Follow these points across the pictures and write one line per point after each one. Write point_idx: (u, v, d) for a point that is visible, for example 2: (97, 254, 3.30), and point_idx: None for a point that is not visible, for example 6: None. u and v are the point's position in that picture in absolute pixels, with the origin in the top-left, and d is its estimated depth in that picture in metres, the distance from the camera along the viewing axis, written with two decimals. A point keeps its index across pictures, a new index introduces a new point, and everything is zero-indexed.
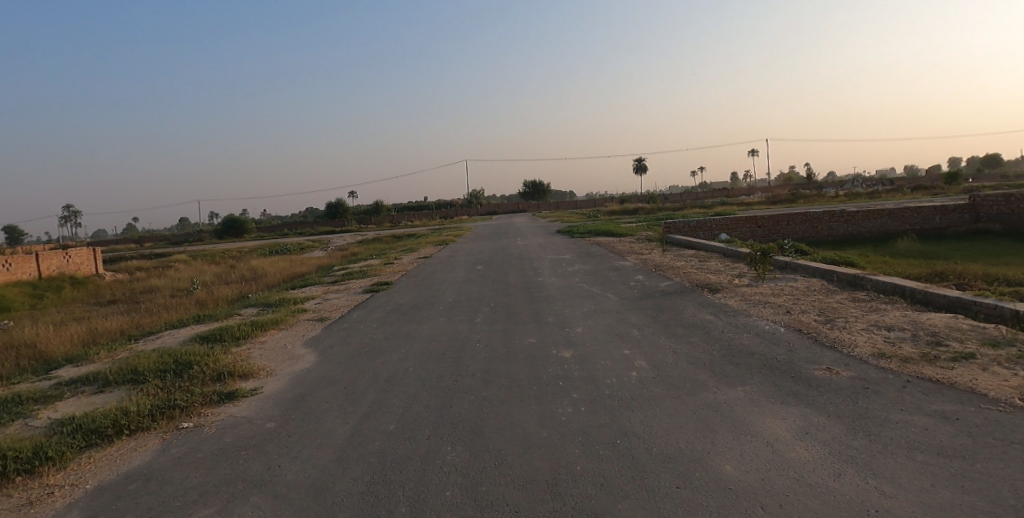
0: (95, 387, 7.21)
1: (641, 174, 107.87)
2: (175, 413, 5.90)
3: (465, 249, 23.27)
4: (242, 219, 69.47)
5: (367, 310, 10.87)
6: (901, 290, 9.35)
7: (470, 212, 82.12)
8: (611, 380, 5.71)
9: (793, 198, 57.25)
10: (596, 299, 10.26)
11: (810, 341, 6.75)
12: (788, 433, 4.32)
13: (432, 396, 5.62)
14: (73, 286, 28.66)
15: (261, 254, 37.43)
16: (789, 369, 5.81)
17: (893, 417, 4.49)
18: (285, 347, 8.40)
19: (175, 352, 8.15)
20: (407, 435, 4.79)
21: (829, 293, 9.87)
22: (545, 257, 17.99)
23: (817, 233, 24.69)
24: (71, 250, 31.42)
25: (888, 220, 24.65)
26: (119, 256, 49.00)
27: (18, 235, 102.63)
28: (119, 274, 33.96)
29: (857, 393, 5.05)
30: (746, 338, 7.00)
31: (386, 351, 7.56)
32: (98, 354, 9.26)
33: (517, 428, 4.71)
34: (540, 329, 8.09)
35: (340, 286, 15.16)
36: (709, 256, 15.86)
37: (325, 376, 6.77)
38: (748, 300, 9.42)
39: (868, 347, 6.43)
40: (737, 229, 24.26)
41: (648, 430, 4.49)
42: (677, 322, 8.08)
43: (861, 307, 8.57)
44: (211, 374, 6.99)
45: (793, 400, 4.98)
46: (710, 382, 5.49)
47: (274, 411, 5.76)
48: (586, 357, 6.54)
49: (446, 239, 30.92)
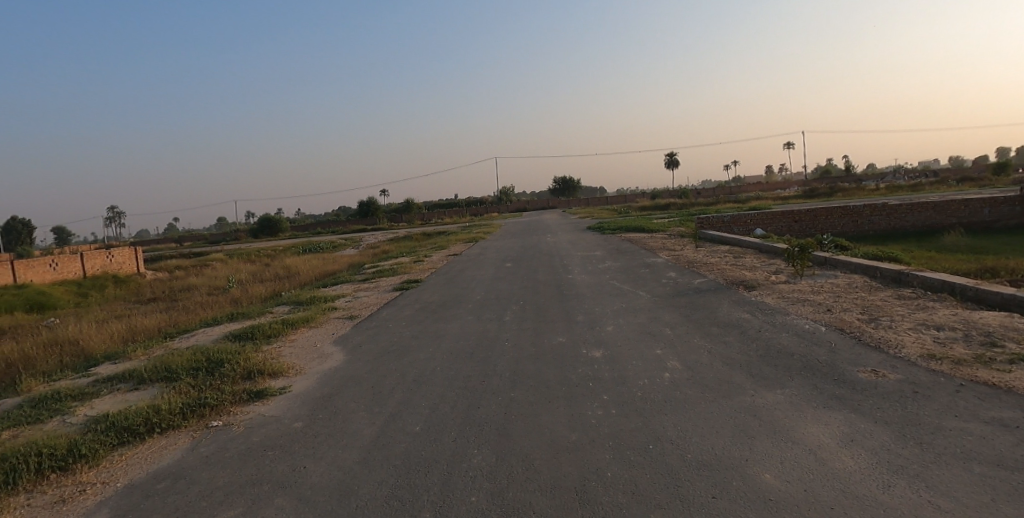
0: (131, 384, 7.31)
1: (673, 169, 106.51)
2: (205, 411, 5.91)
3: (495, 247, 23.24)
4: (277, 219, 70.74)
5: (396, 308, 10.86)
6: (950, 287, 8.92)
7: (500, 209, 82.15)
8: (643, 381, 5.54)
9: (831, 191, 55.71)
10: (627, 296, 10.06)
11: (853, 341, 6.47)
12: (832, 440, 4.09)
13: (458, 397, 5.52)
14: (115, 285, 29.51)
15: (296, 253, 38.03)
16: (831, 371, 5.55)
17: (947, 425, 4.21)
18: (315, 346, 8.40)
19: (208, 350, 8.23)
20: (433, 437, 4.69)
21: (872, 290, 9.49)
22: (576, 255, 17.80)
23: (857, 228, 23.92)
24: (114, 249, 32.39)
25: (933, 213, 23.74)
26: (160, 255, 50.36)
27: (65, 236, 106.47)
28: (159, 273, 34.91)
29: (905, 397, 4.78)
30: (785, 338, 6.74)
31: (415, 350, 7.51)
32: (135, 352, 9.43)
33: (545, 431, 4.57)
34: (570, 327, 7.94)
35: (371, 284, 15.24)
36: (744, 252, 15.46)
37: (352, 375, 6.74)
38: (786, 298, 9.12)
39: (916, 348, 6.11)
40: (773, 223, 23.66)
41: (682, 435, 4.31)
42: (711, 320, 7.84)
43: (907, 305, 8.20)
44: (242, 373, 7.02)
45: (836, 404, 4.74)
46: (747, 385, 5.28)
47: (301, 410, 5.74)
48: (617, 357, 6.38)
49: (476, 236, 30.90)
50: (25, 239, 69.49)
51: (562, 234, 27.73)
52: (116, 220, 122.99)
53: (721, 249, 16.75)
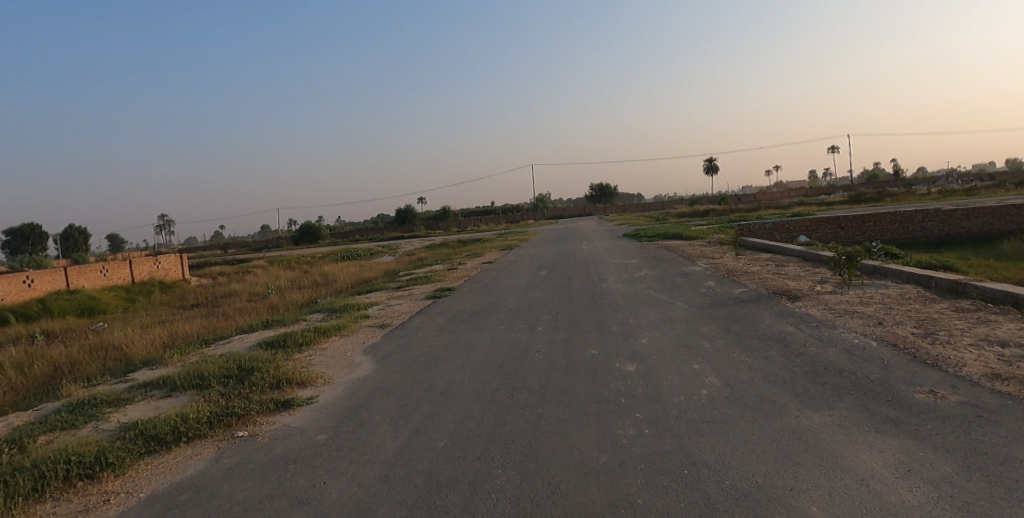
0: (164, 391, 7.31)
1: (712, 174, 104.81)
2: (232, 421, 5.82)
3: (529, 254, 23.07)
4: (318, 226, 71.96)
5: (428, 317, 10.74)
6: (1013, 299, 8.37)
7: (537, 216, 82.00)
8: (679, 398, 5.26)
9: (879, 196, 53.83)
10: (664, 307, 9.73)
11: (907, 358, 6.05)
12: (886, 470, 3.79)
13: (486, 411, 5.33)
14: (162, 292, 30.28)
15: (334, 260, 38.53)
16: (884, 390, 5.19)
17: (1017, 455, 3.92)
18: (345, 355, 8.33)
19: (240, 358, 8.21)
20: (456, 455, 4.52)
21: (927, 302, 8.96)
22: (612, 262, 17.45)
23: (908, 234, 22.94)
24: (160, 257, 33.35)
25: (991, 219, 22.60)
26: (205, 261, 51.69)
27: (118, 243, 110.40)
28: (204, 279, 35.76)
29: (968, 422, 4.45)
30: (832, 353, 6.36)
31: (444, 361, 7.36)
32: (171, 358, 9.51)
33: (574, 451, 4.35)
34: (603, 339, 7.67)
35: (404, 292, 15.18)
36: (788, 260, 14.90)
37: (380, 386, 6.61)
38: (833, 309, 8.66)
39: (978, 366, 5.69)
40: (818, 230, 22.87)
41: (720, 460, 4.04)
42: (753, 333, 7.49)
43: (967, 318, 7.69)
44: (271, 381, 6.96)
45: (890, 429, 4.39)
46: (792, 404, 4.95)
47: (326, 422, 5.62)
48: (652, 371, 6.10)
49: (511, 243, 30.74)
50: (81, 245, 72.15)
51: (598, 242, 27.32)
52: (165, 228, 127.13)
53: (763, 257, 16.20)
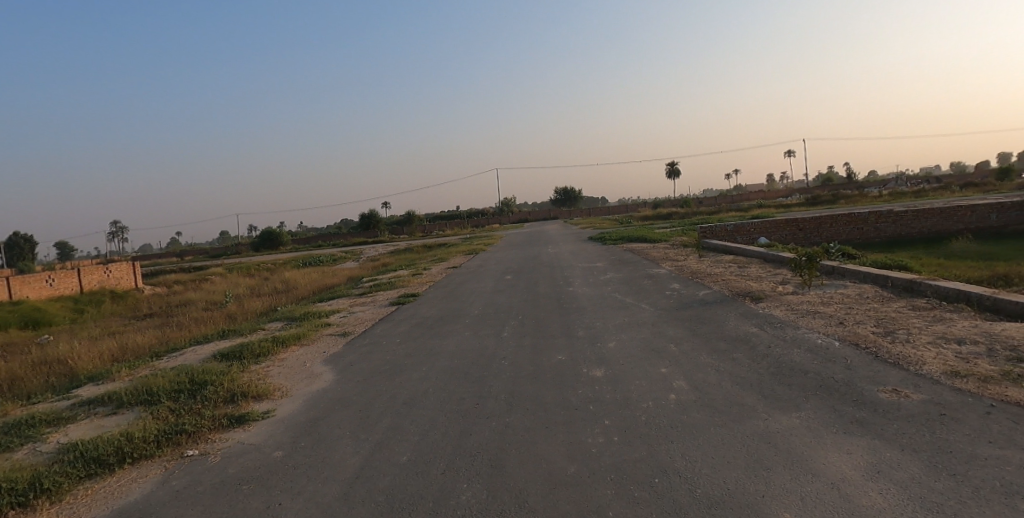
0: (109, 409, 6.91)
1: (674, 177, 106.74)
2: (181, 439, 5.51)
3: (494, 258, 22.96)
4: (278, 232, 70.49)
5: (392, 324, 10.51)
6: (966, 297, 8.60)
7: (502, 220, 81.93)
8: (647, 403, 5.18)
9: (834, 198, 55.40)
10: (630, 310, 9.70)
11: (869, 357, 6.11)
12: (856, 473, 3.76)
13: (450, 422, 5.16)
14: (112, 301, 29.13)
15: (295, 266, 37.72)
16: (848, 390, 5.20)
17: (981, 453, 3.94)
18: (304, 365, 8.04)
19: (192, 371, 7.84)
20: (421, 469, 4.34)
21: (884, 301, 9.15)
22: (577, 266, 17.44)
23: (863, 235, 23.59)
24: (111, 265, 32.07)
25: (940, 219, 23.41)
26: (160, 269, 50.01)
27: (67, 251, 106.19)
28: (158, 288, 34.52)
29: (932, 421, 4.47)
30: (797, 353, 6.38)
31: (408, 369, 7.15)
32: (119, 372, 9.04)
33: (543, 462, 4.21)
34: (570, 344, 7.58)
35: (367, 299, 14.85)
36: (749, 262, 15.10)
37: (341, 398, 6.37)
38: (795, 310, 8.75)
39: (937, 363, 5.78)
40: (777, 232, 23.33)
41: (691, 466, 3.96)
42: (719, 335, 7.49)
43: (923, 316, 7.85)
44: (225, 395, 6.65)
45: (857, 429, 4.39)
46: (760, 407, 4.92)
47: (283, 437, 5.36)
48: (619, 376, 6.02)
49: (476, 248, 30.50)
50: (26, 253, 69.06)
51: (564, 245, 27.41)
52: (118, 234, 122.89)
53: (726, 258, 16.42)
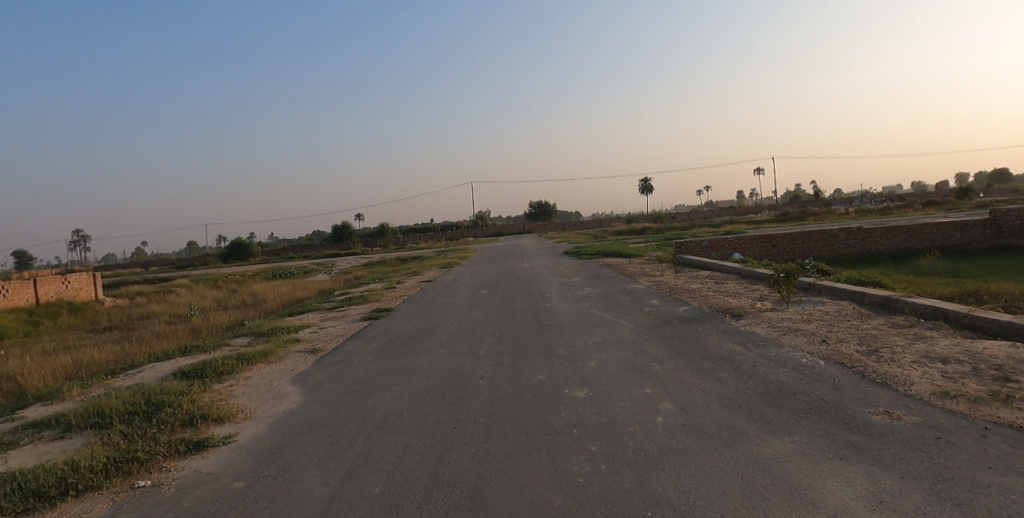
0: (55, 433, 6.43)
1: (647, 192, 107.96)
2: (133, 468, 5.10)
3: (469, 272, 22.64)
4: (247, 243, 69.09)
5: (364, 340, 10.12)
6: (944, 314, 8.57)
7: (477, 234, 81.58)
8: (633, 427, 4.94)
9: (804, 215, 56.41)
10: (609, 327, 9.48)
11: (856, 377, 5.94)
12: (858, 503, 3.56)
13: (426, 448, 4.86)
14: (70, 313, 28.02)
15: (264, 278, 36.88)
16: (839, 412, 5.00)
17: (983, 480, 3.76)
18: (271, 384, 7.63)
19: (149, 390, 7.37)
20: (394, 502, 4.02)
21: (863, 318, 9.08)
22: (554, 281, 17.22)
23: (834, 251, 23.84)
24: (70, 275, 30.88)
25: (907, 237, 23.83)
26: (122, 280, 48.42)
27: (26, 260, 102.57)
28: (119, 300, 33.34)
29: (928, 444, 4.30)
30: (783, 374, 6.20)
31: (381, 389, 6.81)
32: (69, 392, 8.49)
33: (526, 494, 3.94)
34: (550, 363, 7.32)
35: (339, 313, 14.40)
36: (726, 278, 15.05)
37: (309, 421, 6.00)
38: (776, 327, 8.61)
39: (925, 383, 5.63)
40: (751, 247, 23.47)
41: (685, 498, 3.72)
42: (702, 353, 7.31)
43: (904, 334, 7.78)
44: (183, 418, 6.23)
45: (853, 454, 4.19)
46: (751, 431, 4.71)
47: (244, 466, 4.98)
48: (602, 398, 5.77)
49: (452, 261, 30.19)
50: None
51: (540, 259, 27.22)
52: (80, 244, 119.32)
53: (702, 274, 16.38)
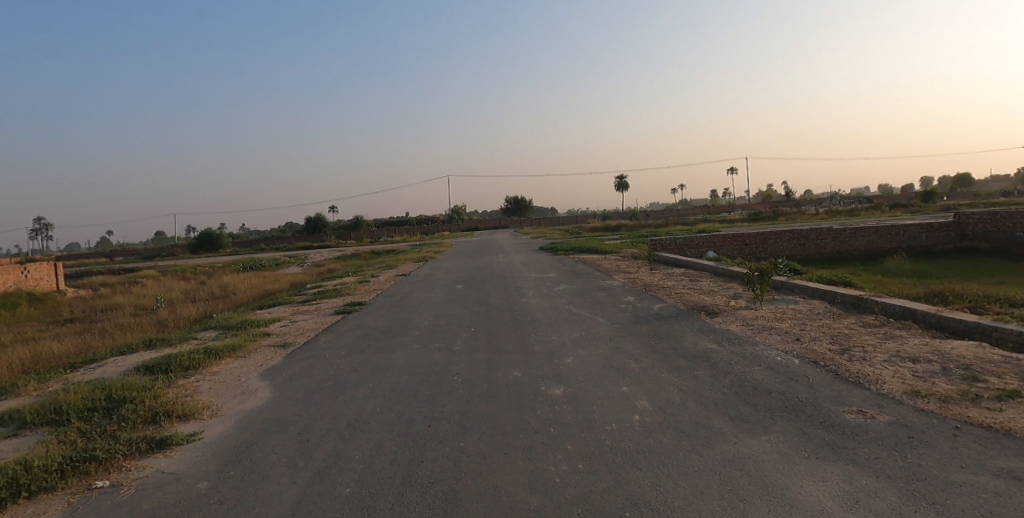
0: (8, 431, 6.16)
1: (622, 189, 108.65)
2: (91, 468, 4.89)
3: (444, 267, 22.49)
4: (217, 234, 67.82)
5: (336, 335, 9.93)
6: (913, 314, 8.70)
7: (452, 228, 81.17)
8: (611, 426, 4.88)
9: (775, 214, 57.32)
10: (585, 323, 9.44)
11: (830, 376, 5.96)
12: (835, 504, 3.54)
13: (400, 447, 4.74)
14: (30, 304, 27.14)
15: (235, 270, 36.20)
16: (814, 411, 5.01)
17: (956, 479, 3.77)
18: (239, 380, 7.42)
19: (109, 386, 7.12)
20: (366, 503, 3.90)
21: (835, 317, 9.18)
22: (529, 276, 17.16)
23: (805, 251, 24.21)
24: (30, 265, 29.90)
25: (875, 238, 24.32)
26: (86, 270, 47.12)
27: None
28: (82, 290, 32.42)
29: (902, 442, 4.31)
30: (759, 372, 6.21)
31: (353, 386, 6.66)
32: (26, 387, 8.16)
33: (502, 495, 3.85)
34: (526, 359, 7.24)
35: (310, 307, 14.14)
36: (700, 276, 15.14)
37: (278, 418, 5.83)
38: (751, 325, 8.65)
39: (897, 382, 5.67)
40: (724, 246, 23.70)
41: (663, 498, 3.67)
42: (677, 351, 7.29)
43: (876, 333, 7.86)
44: (145, 415, 6.01)
45: (829, 453, 4.19)
46: (728, 430, 4.68)
47: (209, 465, 4.81)
48: (579, 395, 5.71)
49: (427, 255, 29.93)
50: None
51: (516, 254, 27.18)
52: (42, 232, 115.80)
53: (676, 272, 16.46)
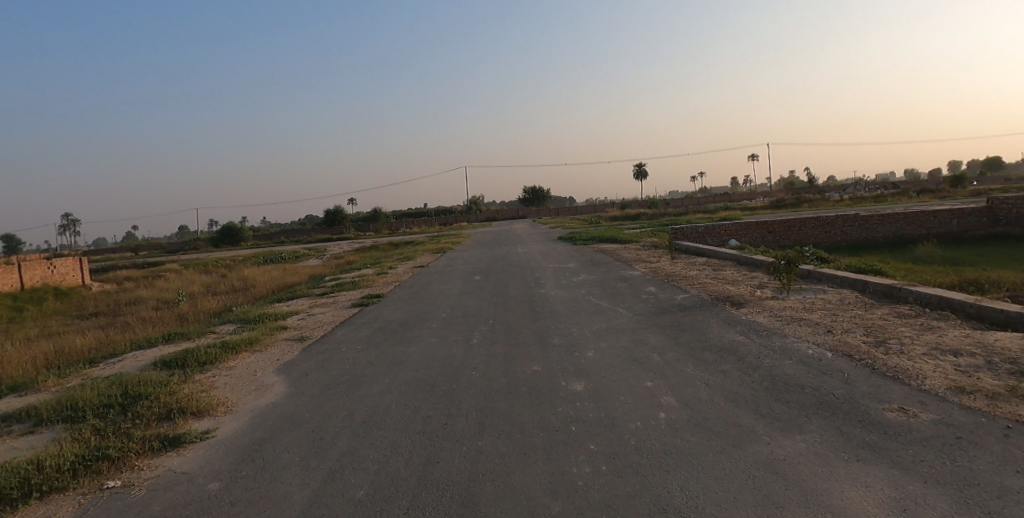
0: (24, 428, 6.12)
1: (641, 177, 107.63)
2: (103, 467, 4.81)
3: (462, 258, 22.31)
4: (238, 227, 68.50)
5: (353, 328, 9.81)
6: (950, 304, 8.30)
7: (470, 219, 80.97)
8: (635, 424, 4.66)
9: (798, 201, 56.32)
10: (606, 315, 9.20)
11: (866, 370, 5.66)
12: (880, 512, 3.30)
13: (415, 447, 4.57)
14: (56, 299, 27.54)
15: (256, 263, 36.46)
16: (852, 408, 4.73)
17: (1012, 485, 3.49)
18: (254, 375, 7.33)
19: (126, 381, 7.07)
20: (380, 506, 3.74)
21: (867, 307, 8.83)
22: (548, 267, 16.91)
23: (830, 238, 23.63)
24: (55, 260, 30.32)
25: (904, 224, 23.64)
26: (111, 264, 47.84)
27: (15, 246, 101.19)
28: (107, 285, 32.82)
29: (950, 444, 4.02)
30: (790, 366, 5.93)
31: (369, 381, 6.52)
32: (46, 382, 8.16)
33: (521, 499, 3.65)
34: (545, 353, 7.02)
35: (328, 300, 14.07)
36: (723, 265, 14.77)
37: (292, 415, 5.70)
38: (779, 316, 8.34)
39: (938, 377, 5.35)
40: (747, 234, 23.22)
41: (693, 504, 3.45)
42: (703, 344, 7.03)
43: (912, 324, 7.51)
44: (159, 412, 5.93)
45: (871, 456, 3.92)
46: (760, 429, 4.43)
47: (221, 465, 4.69)
48: (601, 392, 5.49)
49: (445, 246, 29.85)
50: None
51: (534, 245, 26.98)
52: (69, 227, 118.09)
53: (699, 261, 16.12)
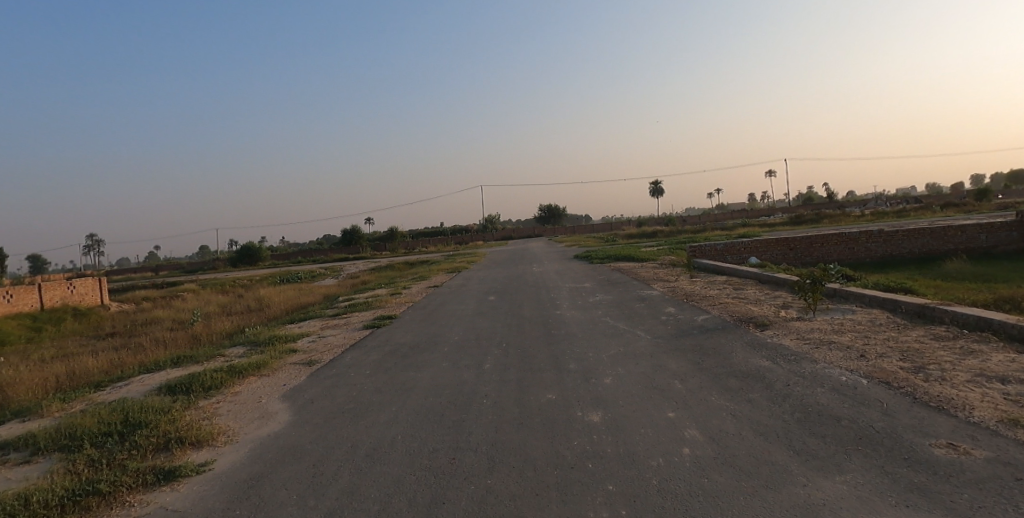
0: (19, 458, 5.89)
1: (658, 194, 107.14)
2: (93, 502, 4.54)
3: (478, 277, 22.02)
4: (257, 247, 69.03)
5: (363, 351, 9.54)
6: (990, 325, 7.82)
7: (487, 238, 80.85)
8: (656, 461, 4.31)
9: (819, 217, 55.36)
10: (624, 338, 8.85)
11: (907, 400, 5.25)
12: None
13: (420, 485, 4.26)
14: (74, 319, 27.64)
15: (273, 282, 36.51)
16: (895, 444, 4.33)
17: None
18: (259, 401, 7.08)
19: (128, 408, 6.85)
20: None
21: (900, 328, 8.38)
22: (564, 287, 16.58)
23: (854, 255, 23.03)
24: (76, 281, 30.55)
25: (930, 239, 22.93)
26: (131, 284, 48.25)
27: (40, 266, 103.01)
28: (126, 305, 33.01)
29: (1010, 487, 3.61)
30: (822, 395, 5.53)
31: (375, 410, 6.22)
32: (49, 407, 7.97)
33: None
34: (560, 380, 6.68)
35: (341, 321, 13.82)
36: (744, 283, 14.32)
37: (294, 447, 5.42)
38: (807, 339, 7.93)
39: (987, 408, 4.92)
40: (768, 251, 22.73)
41: None
42: (727, 369, 6.66)
43: (951, 348, 7.06)
44: (157, 441, 5.68)
45: (922, 501, 3.52)
46: (795, 468, 4.05)
47: (215, 502, 4.41)
48: (620, 423, 5.15)
49: (461, 265, 29.59)
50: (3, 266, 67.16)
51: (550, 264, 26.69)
52: (94, 248, 120.18)
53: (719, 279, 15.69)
